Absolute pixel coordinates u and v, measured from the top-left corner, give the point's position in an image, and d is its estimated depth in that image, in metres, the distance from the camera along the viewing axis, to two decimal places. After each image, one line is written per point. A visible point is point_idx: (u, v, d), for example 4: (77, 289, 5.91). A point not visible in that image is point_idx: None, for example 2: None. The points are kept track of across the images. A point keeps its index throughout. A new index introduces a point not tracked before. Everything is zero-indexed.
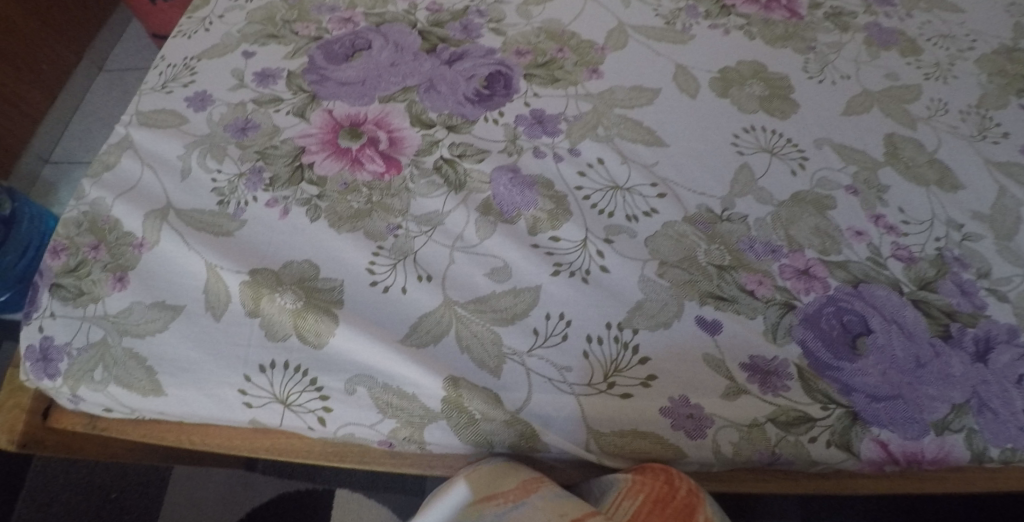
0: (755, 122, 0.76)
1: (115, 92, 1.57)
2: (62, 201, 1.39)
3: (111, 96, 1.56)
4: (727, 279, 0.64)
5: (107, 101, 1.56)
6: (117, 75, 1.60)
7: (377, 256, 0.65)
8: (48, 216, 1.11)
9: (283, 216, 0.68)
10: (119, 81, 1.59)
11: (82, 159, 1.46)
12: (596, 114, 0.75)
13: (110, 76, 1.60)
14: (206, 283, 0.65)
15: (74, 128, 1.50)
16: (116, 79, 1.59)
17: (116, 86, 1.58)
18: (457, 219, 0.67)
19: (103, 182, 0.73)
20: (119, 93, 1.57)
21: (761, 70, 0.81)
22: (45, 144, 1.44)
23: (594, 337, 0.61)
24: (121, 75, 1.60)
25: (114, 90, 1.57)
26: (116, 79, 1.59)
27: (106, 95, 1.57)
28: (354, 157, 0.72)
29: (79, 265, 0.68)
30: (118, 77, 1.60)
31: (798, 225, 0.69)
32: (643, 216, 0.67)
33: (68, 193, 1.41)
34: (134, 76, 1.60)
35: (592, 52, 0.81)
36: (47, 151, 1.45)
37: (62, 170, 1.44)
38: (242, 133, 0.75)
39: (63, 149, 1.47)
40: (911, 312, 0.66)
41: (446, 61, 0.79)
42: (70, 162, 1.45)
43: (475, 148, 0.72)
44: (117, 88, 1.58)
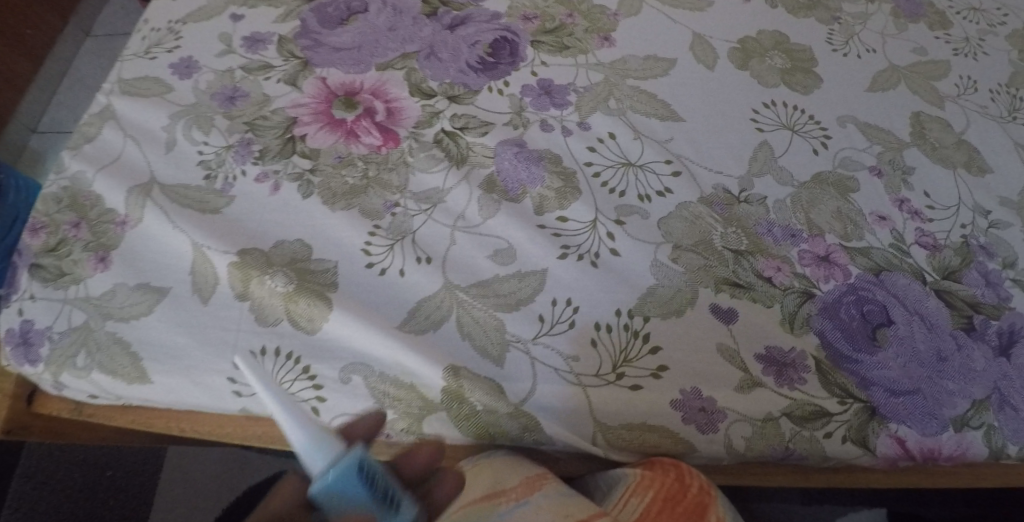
0: (776, 97, 0.71)
1: (104, 58, 1.51)
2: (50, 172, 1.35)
3: (100, 63, 1.50)
4: (743, 265, 0.61)
5: (95, 68, 1.49)
6: (105, 40, 1.53)
7: (374, 236, 0.62)
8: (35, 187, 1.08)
9: (273, 191, 0.65)
10: (108, 46, 1.52)
11: (70, 128, 1.40)
12: (608, 85, 0.70)
13: (98, 41, 1.53)
14: (192, 263, 0.63)
15: (62, 96, 1.44)
16: (104, 44, 1.53)
17: (104, 51, 1.51)
18: (459, 197, 0.63)
19: (84, 154, 0.70)
20: (107, 60, 1.50)
21: (782, 40, 0.76)
22: (32, 113, 1.38)
23: (603, 324, 0.58)
24: (110, 40, 1.53)
25: (103, 56, 1.51)
26: (104, 45, 1.52)
27: (94, 61, 1.50)
28: (350, 129, 0.68)
29: (59, 244, 0.65)
30: (107, 42, 1.53)
31: (819, 209, 0.65)
32: (656, 196, 0.63)
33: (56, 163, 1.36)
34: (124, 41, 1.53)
35: (604, 17, 0.76)
36: (34, 121, 1.39)
37: (50, 138, 1.39)
38: (230, 102, 0.72)
39: (51, 117, 1.41)
40: (933, 302, 0.63)
41: (448, 25, 0.74)
42: (59, 131, 1.40)
43: (478, 120, 0.67)
44: (105, 54, 1.51)
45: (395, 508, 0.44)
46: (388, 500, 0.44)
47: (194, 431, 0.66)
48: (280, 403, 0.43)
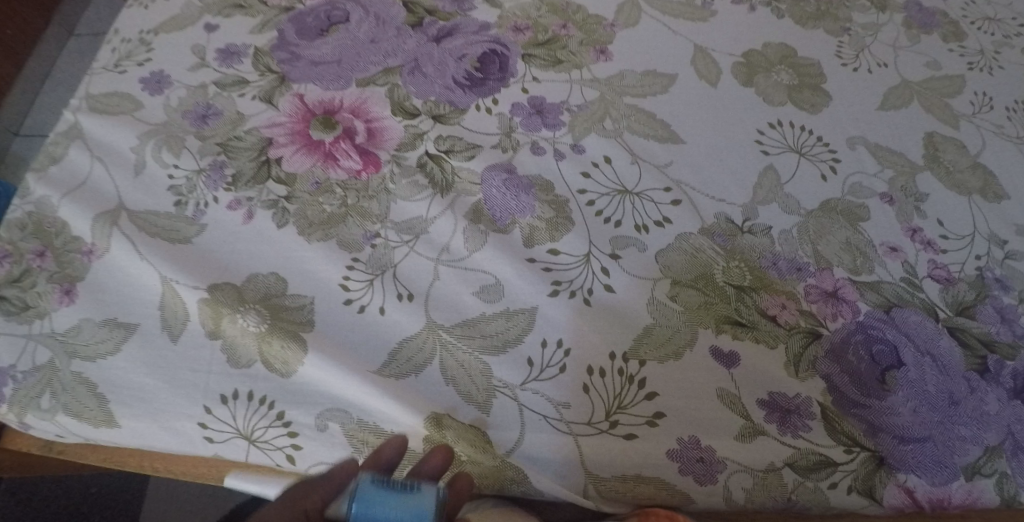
0: (782, 117, 0.67)
1: (86, 58, 1.45)
2: None
3: (83, 63, 1.44)
4: (746, 302, 0.57)
5: (79, 68, 1.44)
6: (88, 38, 1.47)
7: (352, 270, 0.58)
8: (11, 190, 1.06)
9: (247, 220, 0.61)
10: (92, 45, 1.46)
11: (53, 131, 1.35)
12: (603, 103, 0.66)
13: (82, 40, 1.47)
14: (161, 298, 0.59)
15: (43, 98, 1.39)
16: (87, 43, 1.47)
17: (87, 50, 1.46)
18: (443, 228, 0.59)
19: (50, 177, 0.65)
20: (90, 60, 1.45)
21: (789, 54, 0.72)
22: (13, 116, 1.34)
23: (596, 368, 0.54)
24: (93, 39, 1.48)
25: (86, 55, 1.45)
26: (87, 44, 1.47)
27: (77, 60, 1.44)
28: (328, 151, 0.64)
29: (23, 275, 0.61)
30: (90, 41, 1.47)
31: (827, 239, 0.61)
32: (654, 227, 0.60)
33: None
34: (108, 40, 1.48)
35: (600, 29, 0.71)
36: (15, 124, 1.34)
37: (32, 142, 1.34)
38: (202, 121, 0.67)
39: (33, 120, 1.36)
40: (946, 341, 0.59)
41: (434, 36, 0.70)
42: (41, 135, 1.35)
43: (465, 142, 0.63)
44: (88, 53, 1.46)
45: (416, 489, 0.45)
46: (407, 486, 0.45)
47: (168, 471, 0.64)
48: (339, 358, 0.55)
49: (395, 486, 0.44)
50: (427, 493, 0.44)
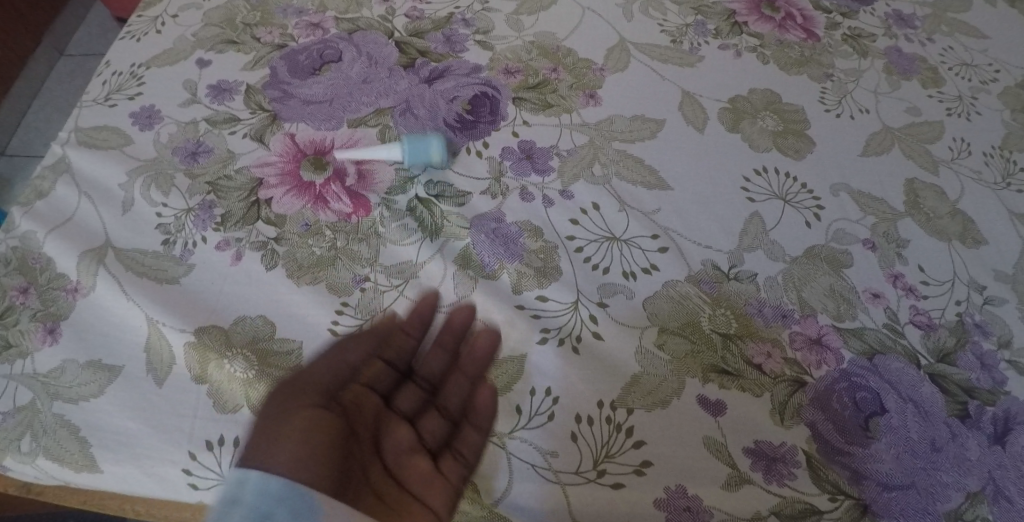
0: (767, 163, 0.68)
1: (77, 78, 1.45)
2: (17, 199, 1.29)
3: (74, 85, 1.44)
4: (732, 350, 0.58)
5: (69, 90, 1.43)
6: (80, 59, 1.47)
7: (341, 315, 0.58)
8: None
9: (235, 261, 0.61)
10: (83, 66, 1.46)
11: (40, 152, 1.34)
12: (592, 148, 0.66)
13: (73, 60, 1.46)
14: (147, 340, 0.59)
15: (31, 119, 1.38)
16: (79, 64, 1.46)
17: (79, 72, 1.45)
18: (433, 273, 0.59)
19: (36, 212, 0.65)
20: (81, 81, 1.44)
21: (774, 100, 0.74)
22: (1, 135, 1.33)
23: (584, 417, 0.54)
24: (85, 60, 1.47)
25: (77, 77, 1.45)
26: (80, 64, 1.46)
27: (68, 82, 1.44)
28: (318, 193, 0.64)
29: (5, 312, 0.60)
30: (82, 62, 1.47)
31: (811, 286, 0.62)
32: (641, 274, 0.60)
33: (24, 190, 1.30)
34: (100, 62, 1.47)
35: (590, 73, 0.72)
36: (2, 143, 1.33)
37: (18, 162, 1.33)
38: (192, 158, 0.67)
39: (21, 140, 1.35)
40: (928, 387, 0.60)
41: (426, 78, 0.70)
42: (27, 155, 1.34)
43: (455, 187, 0.63)
44: (80, 74, 1.45)
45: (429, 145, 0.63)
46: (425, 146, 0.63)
47: (149, 514, 0.63)
48: None
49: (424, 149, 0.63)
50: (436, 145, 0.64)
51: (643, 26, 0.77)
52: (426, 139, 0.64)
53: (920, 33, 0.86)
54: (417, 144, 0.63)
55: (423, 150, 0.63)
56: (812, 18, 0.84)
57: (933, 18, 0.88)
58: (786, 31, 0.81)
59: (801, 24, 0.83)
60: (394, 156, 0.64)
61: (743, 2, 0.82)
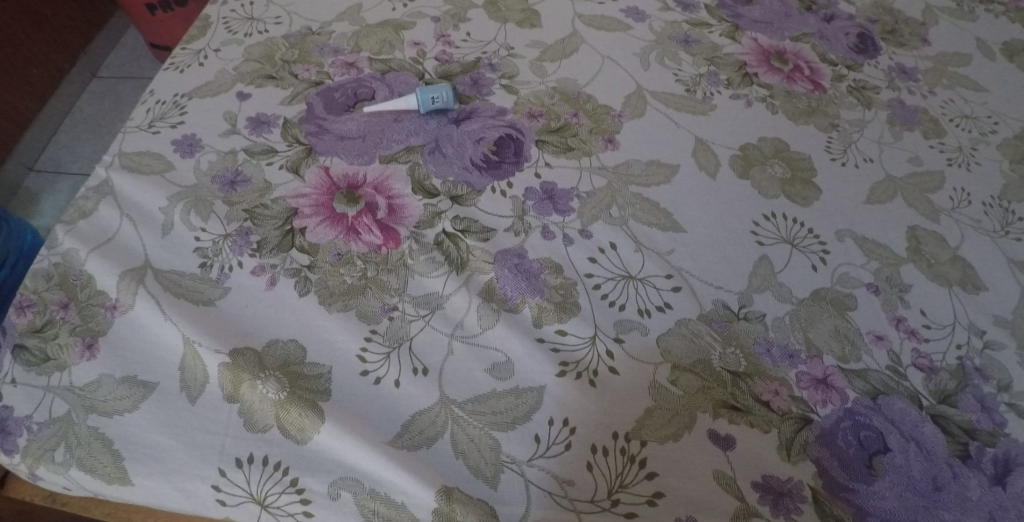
0: (776, 209, 0.72)
1: (107, 100, 1.49)
2: (45, 214, 1.33)
3: (103, 106, 1.48)
4: (742, 388, 0.61)
5: (98, 110, 1.47)
6: (112, 82, 1.52)
7: (370, 342, 0.60)
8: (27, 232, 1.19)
9: (269, 286, 0.63)
10: (113, 88, 1.51)
11: (68, 169, 1.39)
12: (611, 190, 0.70)
13: (104, 82, 1.52)
14: (182, 359, 0.61)
15: (61, 138, 1.42)
16: (109, 86, 1.51)
17: (109, 93, 1.50)
18: (458, 305, 0.62)
19: (78, 231, 0.67)
20: (111, 103, 1.49)
21: (783, 148, 0.77)
22: (30, 151, 1.37)
23: (599, 447, 0.57)
24: (116, 83, 1.52)
25: (107, 98, 1.49)
26: (111, 86, 1.51)
27: (98, 103, 1.49)
28: (350, 224, 0.66)
29: (45, 325, 0.63)
30: (113, 84, 1.51)
31: (817, 328, 0.65)
32: (656, 311, 0.63)
33: (51, 206, 1.34)
34: (130, 85, 1.52)
35: (608, 119, 0.76)
36: (31, 159, 1.38)
37: (47, 178, 1.37)
38: (231, 187, 0.69)
39: (49, 157, 1.40)
40: (929, 428, 0.62)
41: (454, 118, 0.75)
42: (56, 172, 1.38)
43: (480, 224, 0.67)
44: (111, 95, 1.50)
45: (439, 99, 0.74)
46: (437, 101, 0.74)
47: None
48: (357, 435, 0.57)
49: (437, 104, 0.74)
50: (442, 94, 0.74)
51: (659, 75, 0.82)
52: (434, 89, 0.74)
53: (922, 86, 0.90)
54: (426, 93, 0.74)
55: (433, 97, 0.74)
56: (819, 71, 0.88)
57: (934, 72, 0.92)
58: (794, 82, 0.85)
59: (809, 76, 0.87)
60: (411, 105, 0.74)
61: (753, 55, 0.87)
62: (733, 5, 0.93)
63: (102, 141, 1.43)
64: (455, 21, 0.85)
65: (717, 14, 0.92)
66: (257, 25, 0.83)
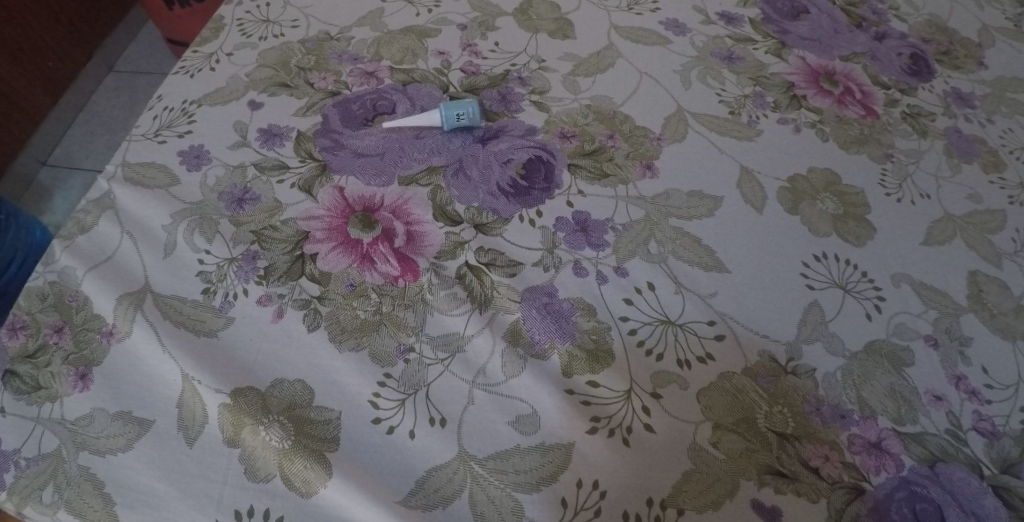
0: (827, 249, 0.66)
1: (123, 95, 1.44)
2: (56, 210, 1.28)
3: (119, 100, 1.43)
4: (788, 452, 0.55)
5: (113, 105, 1.43)
6: (128, 77, 1.47)
7: (383, 387, 0.55)
8: (36, 227, 1.14)
9: (276, 318, 0.58)
10: (129, 83, 1.46)
11: (81, 164, 1.34)
12: (649, 224, 0.64)
13: (121, 77, 1.47)
14: (180, 396, 0.56)
15: (75, 132, 1.38)
16: (125, 81, 1.46)
17: (124, 89, 1.45)
18: (480, 348, 0.57)
19: (76, 247, 0.62)
20: (127, 98, 1.44)
21: (834, 181, 0.71)
22: (44, 145, 1.33)
23: (632, 514, 0.52)
24: (132, 77, 1.47)
25: (123, 93, 1.44)
26: (126, 81, 1.46)
27: (113, 97, 1.44)
28: (365, 252, 0.61)
29: (38, 351, 0.58)
30: (129, 79, 1.47)
31: (871, 385, 0.60)
32: (697, 362, 0.58)
33: (63, 201, 1.30)
34: (146, 81, 1.47)
35: (647, 142, 0.71)
36: (45, 153, 1.33)
37: (59, 173, 1.33)
38: (238, 205, 0.64)
39: (63, 151, 1.35)
40: (991, 501, 0.57)
41: (480, 137, 0.69)
42: (69, 167, 1.34)
43: (506, 256, 0.61)
44: (126, 91, 1.45)
45: (463, 115, 0.69)
46: (462, 118, 0.69)
47: None
48: (366, 492, 0.52)
49: (462, 121, 0.69)
50: (467, 110, 0.69)
51: (702, 96, 0.76)
52: (458, 105, 0.68)
53: (979, 113, 0.84)
54: (451, 109, 0.68)
55: (458, 114, 0.68)
56: (871, 94, 0.82)
57: (992, 98, 0.86)
58: (845, 106, 0.79)
59: (861, 100, 0.81)
60: (434, 121, 0.69)
61: (801, 75, 0.81)
62: (780, 20, 0.87)
63: (116, 138, 1.38)
64: (484, 28, 0.80)
65: (763, 29, 0.86)
66: (273, 28, 0.78)
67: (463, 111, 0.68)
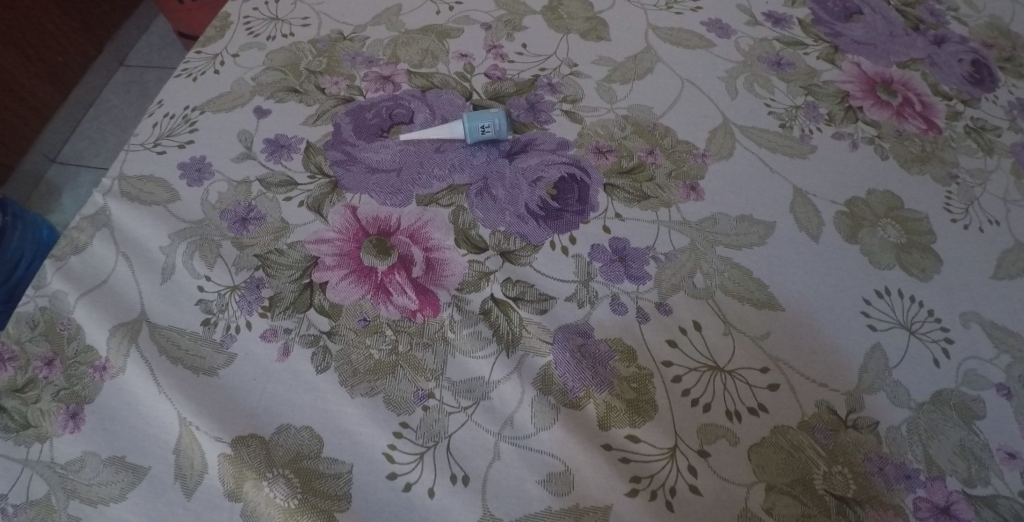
0: (890, 283, 0.60)
1: (134, 91, 1.38)
2: (66, 209, 1.23)
3: (130, 96, 1.37)
4: (848, 518, 0.50)
5: (124, 101, 1.37)
6: (138, 71, 1.41)
7: (399, 438, 0.50)
8: (44, 228, 1.09)
9: (281, 357, 0.53)
10: (139, 79, 1.40)
11: (92, 162, 1.29)
12: (693, 253, 0.58)
13: (131, 72, 1.40)
14: (178, 442, 0.51)
15: (85, 129, 1.32)
16: (136, 76, 1.40)
17: (135, 84, 1.39)
18: (507, 396, 0.51)
19: (68, 269, 0.57)
20: (138, 94, 1.38)
21: (896, 205, 0.65)
22: (53, 142, 1.27)
23: None
24: (143, 72, 1.41)
25: (133, 89, 1.38)
26: (137, 76, 1.40)
27: (124, 93, 1.38)
28: (379, 282, 0.55)
29: (27, 385, 0.53)
30: (139, 74, 1.40)
31: (938, 441, 0.53)
32: (748, 414, 0.52)
33: (72, 200, 1.25)
34: (157, 76, 1.40)
35: (690, 159, 0.64)
36: (54, 150, 1.28)
37: (69, 171, 1.27)
38: (242, 226, 0.58)
39: (72, 148, 1.30)
40: None
41: (507, 151, 0.63)
42: (78, 165, 1.28)
43: (536, 289, 0.55)
44: (137, 86, 1.39)
45: (489, 127, 0.62)
46: (487, 131, 0.62)
47: None
48: None
49: (488, 135, 0.62)
50: (494, 122, 0.62)
51: (751, 107, 0.69)
52: (484, 117, 0.62)
53: None
54: (475, 121, 0.62)
55: (482, 126, 0.62)
56: (932, 106, 0.74)
57: None
58: (904, 119, 0.72)
59: (921, 111, 0.73)
60: (455, 133, 0.62)
61: (856, 84, 0.74)
62: (832, 21, 0.80)
63: (127, 135, 1.32)
64: (510, 28, 0.73)
65: (814, 32, 0.78)
66: (282, 27, 0.72)
67: (490, 124, 0.62)
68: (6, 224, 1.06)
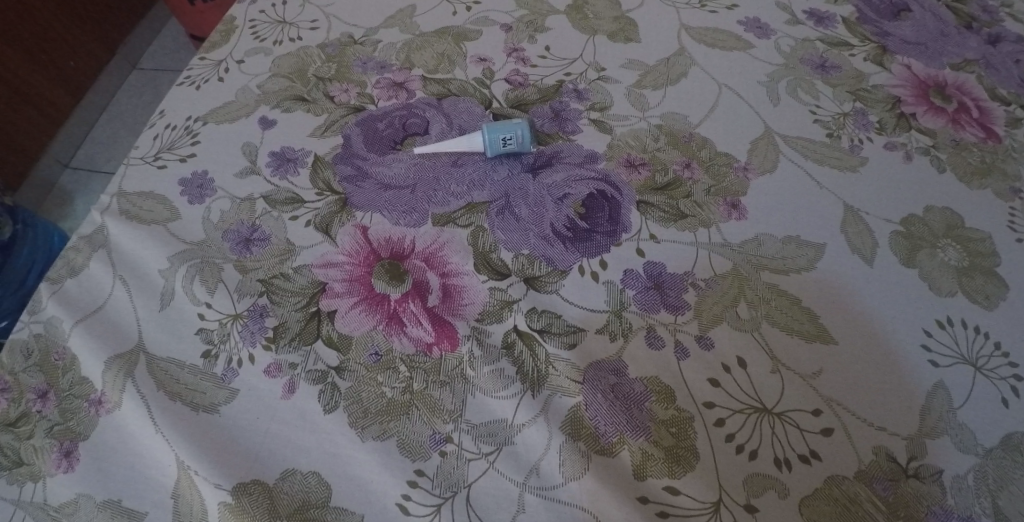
0: (952, 312, 0.54)
1: (146, 94, 1.35)
2: (78, 216, 1.20)
3: (143, 100, 1.34)
4: None
5: (138, 106, 1.33)
6: (152, 75, 1.37)
7: (414, 487, 0.45)
8: (54, 235, 1.06)
9: (286, 394, 0.48)
10: (152, 81, 1.36)
11: (104, 168, 1.25)
12: (736, 280, 0.53)
13: (144, 75, 1.37)
14: (176, 486, 0.47)
15: (98, 133, 1.29)
16: (149, 79, 1.37)
17: (148, 87, 1.36)
18: (532, 441, 0.47)
19: (64, 293, 0.53)
20: (151, 98, 1.34)
21: (956, 223, 0.59)
22: (66, 147, 1.25)
23: None
24: (156, 76, 1.37)
25: (146, 92, 1.35)
26: (150, 80, 1.37)
27: (137, 97, 1.34)
28: (392, 311, 0.51)
29: (20, 420, 0.49)
30: (153, 77, 1.37)
31: (1011, 492, 0.47)
32: (798, 462, 0.47)
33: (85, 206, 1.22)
34: (169, 78, 1.37)
35: (730, 174, 0.59)
36: (67, 155, 1.25)
37: (83, 177, 1.25)
38: (245, 247, 0.54)
39: (85, 153, 1.27)
40: None
41: (530, 165, 0.58)
42: (92, 171, 1.25)
43: (564, 321, 0.51)
44: (150, 89, 1.35)
45: (511, 141, 0.57)
46: (508, 145, 0.57)
47: None
48: None
49: (508, 148, 0.57)
50: (517, 136, 0.57)
51: (794, 115, 0.64)
52: (507, 129, 0.57)
53: None
54: (496, 133, 0.57)
55: (503, 139, 0.57)
56: (990, 111, 0.67)
57: None
58: (961, 127, 0.65)
59: (978, 118, 0.66)
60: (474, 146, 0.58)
61: (908, 88, 0.67)
62: (878, 19, 0.73)
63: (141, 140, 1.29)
64: (532, 29, 0.68)
65: (860, 31, 0.72)
66: (289, 30, 0.67)
67: (512, 137, 0.57)
68: (16, 233, 1.02)
